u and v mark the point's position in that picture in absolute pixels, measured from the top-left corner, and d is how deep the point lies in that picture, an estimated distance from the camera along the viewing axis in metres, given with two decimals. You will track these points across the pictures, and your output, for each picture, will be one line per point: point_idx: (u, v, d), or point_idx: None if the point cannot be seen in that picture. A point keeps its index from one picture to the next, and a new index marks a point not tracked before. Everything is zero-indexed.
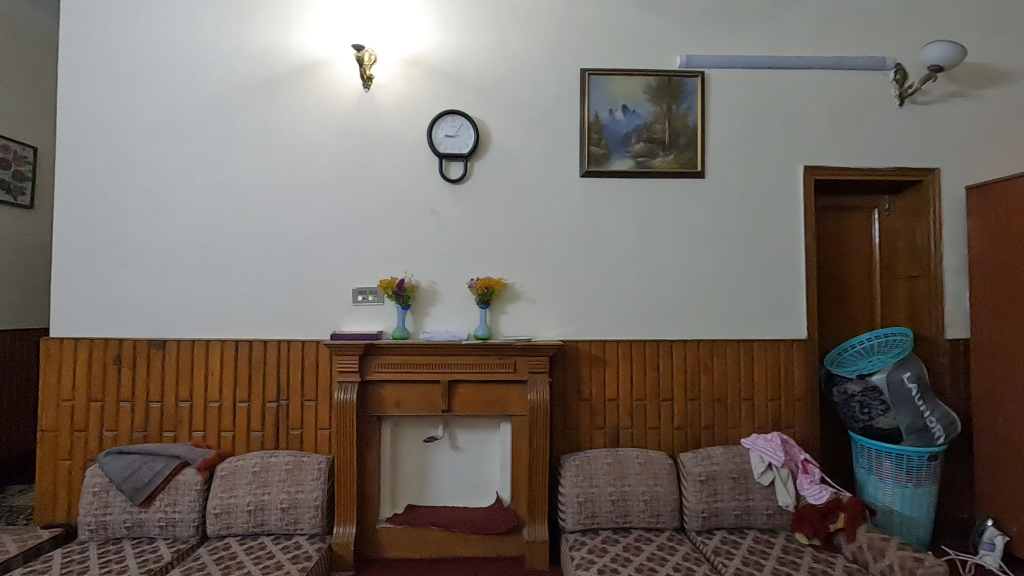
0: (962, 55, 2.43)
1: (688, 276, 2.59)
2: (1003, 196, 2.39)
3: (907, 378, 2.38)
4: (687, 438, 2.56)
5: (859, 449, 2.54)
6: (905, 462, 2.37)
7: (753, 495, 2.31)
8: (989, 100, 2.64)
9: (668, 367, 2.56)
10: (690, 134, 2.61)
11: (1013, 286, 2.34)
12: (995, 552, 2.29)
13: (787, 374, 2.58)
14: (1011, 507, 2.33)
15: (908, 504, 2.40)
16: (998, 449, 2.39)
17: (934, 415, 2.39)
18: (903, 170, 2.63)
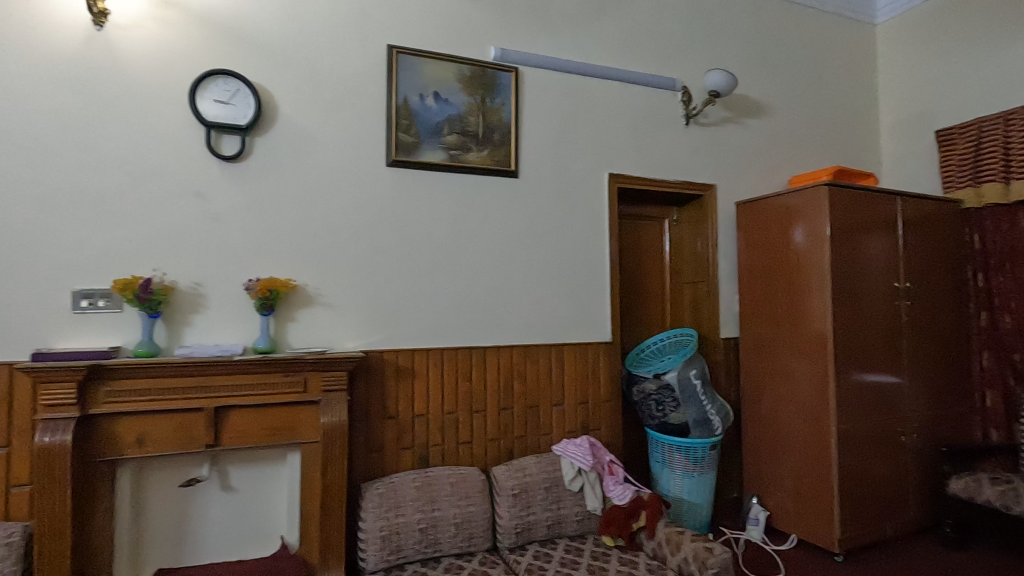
0: (734, 83, 2.71)
1: (502, 279, 2.47)
2: (765, 213, 2.76)
3: (693, 374, 2.57)
4: (500, 450, 2.43)
5: (654, 444, 2.67)
6: (692, 453, 2.56)
7: (563, 502, 2.26)
8: (752, 129, 3.03)
9: (481, 376, 2.41)
10: (505, 130, 2.50)
11: (772, 290, 2.71)
12: (759, 526, 2.62)
13: (594, 377, 2.62)
14: (769, 484, 2.70)
15: (694, 492, 2.59)
16: (761, 434, 2.74)
17: (714, 406, 2.62)
18: (689, 184, 2.87)
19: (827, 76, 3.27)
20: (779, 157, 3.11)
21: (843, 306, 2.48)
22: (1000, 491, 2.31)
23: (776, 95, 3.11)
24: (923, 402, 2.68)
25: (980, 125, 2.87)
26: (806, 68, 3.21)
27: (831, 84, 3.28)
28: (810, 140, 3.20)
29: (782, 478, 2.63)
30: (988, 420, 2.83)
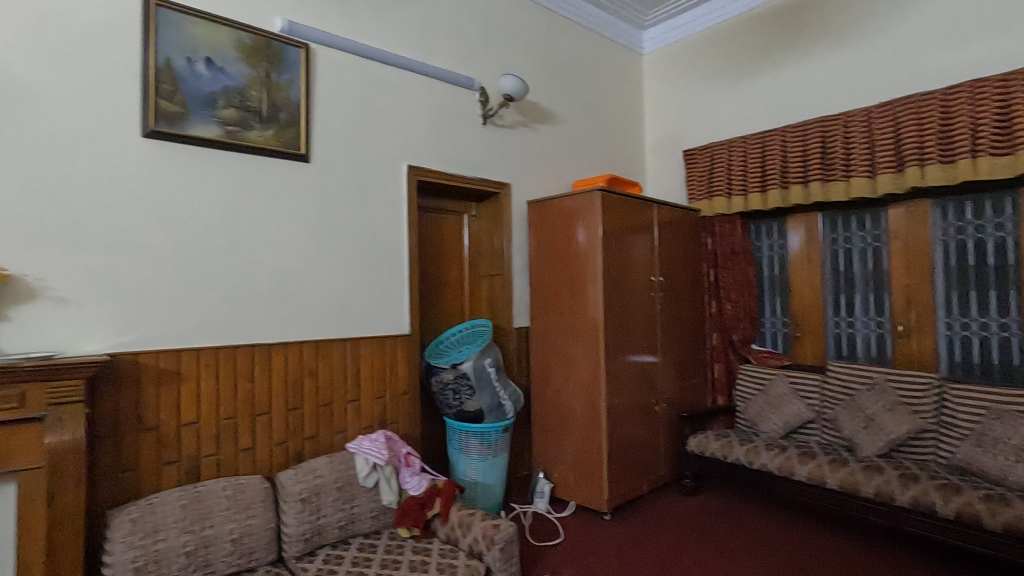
0: (526, 90, 2.91)
1: (290, 270, 2.30)
2: (552, 212, 3.03)
3: (488, 363, 2.71)
4: (288, 454, 2.27)
5: (452, 433, 2.77)
6: (487, 437, 2.72)
7: (358, 501, 2.20)
8: (543, 134, 3.29)
9: (266, 375, 2.22)
10: (293, 110, 2.32)
11: (558, 283, 3.00)
12: (544, 497, 2.91)
13: (392, 371, 2.60)
14: (553, 458, 3.00)
15: (488, 473, 2.75)
16: (547, 413, 3.03)
17: (506, 392, 2.79)
18: (486, 182, 3.00)
19: (604, 94, 3.70)
20: (565, 162, 3.43)
21: (612, 297, 2.86)
22: (721, 444, 2.86)
23: (563, 105, 3.42)
24: (671, 377, 3.21)
25: (712, 147, 3.51)
26: (588, 84, 3.59)
27: (607, 102, 3.72)
28: (591, 149, 3.59)
29: (564, 452, 2.95)
30: (715, 387, 3.49)
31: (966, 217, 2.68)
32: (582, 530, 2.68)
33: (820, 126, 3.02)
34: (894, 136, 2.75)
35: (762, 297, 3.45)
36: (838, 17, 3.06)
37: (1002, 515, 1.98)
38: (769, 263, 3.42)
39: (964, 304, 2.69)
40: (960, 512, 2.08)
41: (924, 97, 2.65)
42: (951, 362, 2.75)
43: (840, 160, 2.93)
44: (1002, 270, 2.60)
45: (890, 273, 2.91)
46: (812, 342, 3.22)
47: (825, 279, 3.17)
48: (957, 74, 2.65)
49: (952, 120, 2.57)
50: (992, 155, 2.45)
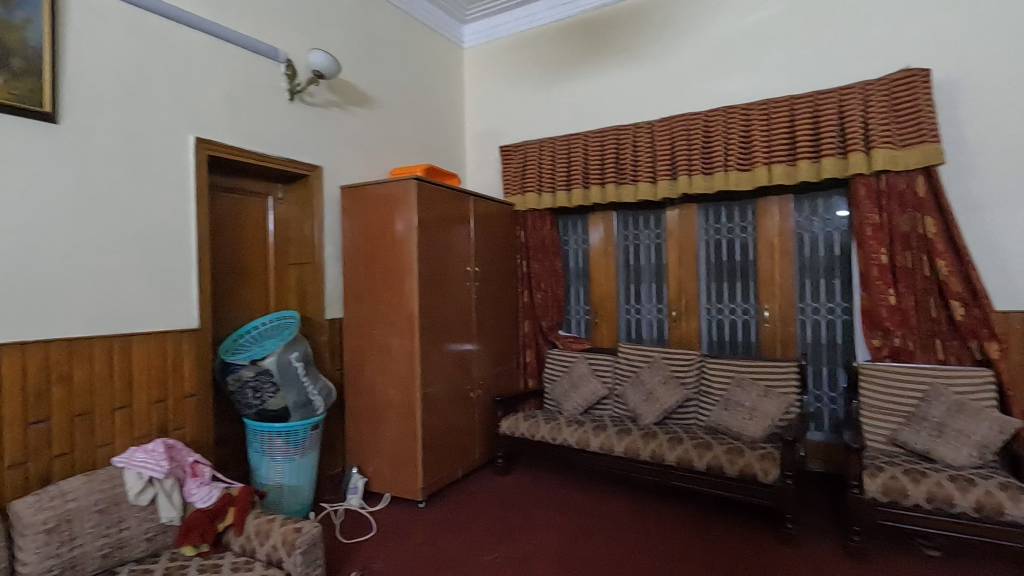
0: (338, 69, 2.76)
1: (32, 253, 1.89)
2: (366, 199, 2.93)
3: (294, 358, 2.52)
4: (27, 478, 1.86)
5: (253, 434, 2.55)
6: (293, 436, 2.55)
7: (127, 522, 1.89)
8: (358, 117, 3.16)
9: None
10: (32, 56, 1.87)
11: (372, 272, 2.92)
12: (358, 493, 2.83)
13: (176, 370, 2.29)
14: (368, 452, 2.94)
15: (295, 474, 2.59)
16: (362, 406, 2.95)
17: (315, 387, 2.64)
18: (293, 163, 2.79)
19: (424, 82, 3.68)
20: (382, 148, 3.34)
21: (428, 287, 2.87)
22: (529, 423, 3.07)
23: (380, 89, 3.32)
24: (486, 363, 3.35)
25: (525, 146, 3.71)
26: (407, 71, 3.54)
27: (428, 91, 3.71)
28: (410, 137, 3.55)
29: (379, 445, 2.90)
30: (527, 371, 3.72)
31: (722, 220, 3.22)
32: (396, 521, 2.67)
33: (615, 134, 3.38)
34: (670, 148, 3.19)
35: (568, 287, 3.76)
36: (630, 38, 3.44)
37: (738, 463, 2.44)
38: (574, 255, 3.74)
39: (720, 293, 3.25)
40: (710, 464, 2.51)
41: (692, 117, 3.12)
42: (711, 342, 3.28)
43: (630, 166, 3.31)
44: (745, 265, 3.16)
45: (668, 266, 3.38)
46: (608, 327, 3.61)
47: (618, 271, 3.57)
48: (716, 100, 3.16)
49: (711, 138, 3.07)
50: (738, 170, 2.98)
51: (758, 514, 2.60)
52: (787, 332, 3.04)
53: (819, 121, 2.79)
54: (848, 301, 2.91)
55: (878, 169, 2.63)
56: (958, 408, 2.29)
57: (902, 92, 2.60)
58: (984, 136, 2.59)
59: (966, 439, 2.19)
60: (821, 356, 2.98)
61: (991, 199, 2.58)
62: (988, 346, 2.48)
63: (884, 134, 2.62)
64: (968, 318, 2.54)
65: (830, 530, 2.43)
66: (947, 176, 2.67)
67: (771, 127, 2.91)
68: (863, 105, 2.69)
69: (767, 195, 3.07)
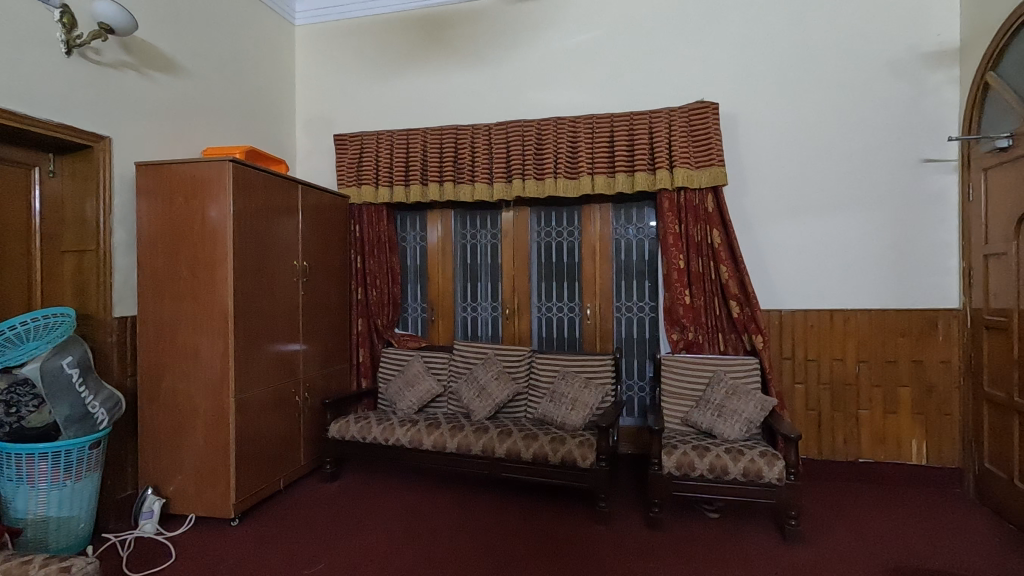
0: (133, 26, 2.37)
1: None
2: (169, 178, 2.56)
3: (66, 364, 2.11)
4: None
5: (4, 459, 2.08)
6: (63, 458, 2.13)
7: None
8: (161, 85, 2.75)
9: None
10: None
11: (176, 264, 2.56)
12: (153, 517, 2.45)
13: None
14: (167, 469, 2.57)
15: (66, 503, 2.16)
16: (161, 418, 2.57)
17: (97, 398, 2.23)
18: (70, 130, 2.32)
19: (247, 56, 3.34)
20: (192, 124, 2.95)
21: (246, 281, 2.60)
22: (360, 425, 2.95)
23: (191, 56, 2.93)
24: (314, 364, 3.14)
25: (362, 136, 3.55)
26: (226, 40, 3.17)
27: (251, 65, 3.37)
28: (228, 114, 3.19)
29: (181, 461, 2.55)
30: (359, 371, 3.58)
31: (552, 224, 3.43)
32: (201, 545, 2.37)
33: (453, 133, 3.39)
34: (506, 152, 3.30)
35: (405, 284, 3.70)
36: (469, 40, 3.49)
37: (560, 451, 2.61)
38: (412, 252, 3.69)
39: (548, 292, 3.45)
40: (536, 454, 2.65)
41: (526, 123, 3.26)
42: (540, 339, 3.47)
43: (468, 166, 3.36)
44: (572, 266, 3.40)
45: (502, 265, 3.50)
46: (445, 325, 3.62)
47: (455, 269, 3.60)
48: (547, 110, 3.36)
49: (543, 145, 3.24)
50: (566, 177, 3.19)
51: (576, 497, 2.81)
52: (605, 329, 3.34)
53: (634, 138, 3.10)
54: (654, 301, 3.29)
55: (679, 186, 3.01)
56: (733, 390, 2.73)
57: (698, 120, 3.01)
58: (754, 165, 3.12)
59: (738, 417, 2.62)
60: (632, 350, 3.33)
61: (760, 216, 3.12)
62: (755, 338, 2.99)
63: (683, 155, 3.01)
64: (742, 315, 3.03)
65: (635, 505, 2.72)
66: (728, 196, 3.16)
67: (594, 140, 3.17)
68: (668, 129, 3.05)
69: (590, 203, 3.34)
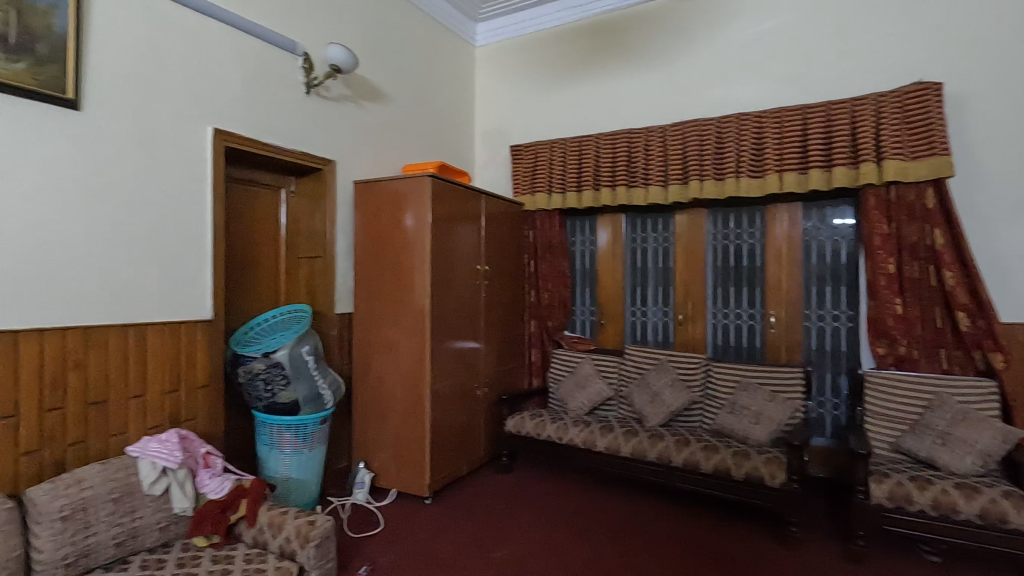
0: (355, 63, 2.77)
1: (39, 242, 1.84)
2: (378, 194, 2.94)
3: (305, 351, 2.53)
4: (42, 465, 1.85)
5: (262, 427, 2.54)
6: (302, 430, 2.56)
7: (140, 512, 1.89)
8: (371, 113, 3.17)
9: (31, 368, 1.82)
10: (57, 44, 1.86)
11: (383, 268, 2.92)
12: (364, 488, 2.83)
13: (189, 361, 2.28)
14: (373, 447, 2.95)
15: (302, 468, 2.59)
16: (369, 402, 2.95)
17: (325, 381, 2.65)
18: (307, 156, 2.79)
19: (436, 79, 3.69)
20: (394, 145, 3.35)
21: (438, 284, 2.88)
22: (535, 422, 3.09)
23: (393, 85, 3.33)
24: (492, 361, 3.36)
25: (536, 146, 3.72)
26: (420, 67, 3.54)
27: (439, 87, 3.72)
28: (421, 132, 3.56)
29: (385, 441, 2.91)
30: (531, 370, 3.75)
31: (730, 226, 3.25)
32: (403, 516, 2.69)
33: (626, 137, 3.40)
34: (682, 153, 3.21)
35: (574, 288, 3.78)
36: (643, 42, 3.46)
37: (744, 467, 2.48)
38: (581, 256, 3.76)
39: (726, 298, 3.27)
40: (716, 467, 2.55)
41: (705, 122, 3.14)
42: (715, 346, 3.32)
43: (641, 169, 3.33)
44: (753, 270, 3.19)
45: (675, 269, 3.41)
46: (614, 329, 3.63)
47: (625, 273, 3.59)
48: (728, 107, 3.19)
49: (723, 144, 3.09)
50: (749, 177, 3.01)
51: (761, 518, 2.64)
52: (793, 338, 3.08)
53: (831, 130, 2.82)
54: (853, 309, 2.95)
55: (889, 180, 2.67)
56: (961, 416, 2.34)
57: (915, 104, 2.64)
58: (991, 152, 2.64)
59: (969, 448, 2.24)
60: (825, 363, 3.02)
61: (998, 212, 2.63)
62: (991, 356, 2.53)
63: (894, 145, 2.66)
64: (973, 329, 2.58)
65: (831, 534, 2.47)
66: (955, 190, 2.71)
67: (783, 135, 2.94)
68: (875, 118, 2.72)
69: (776, 202, 3.10)
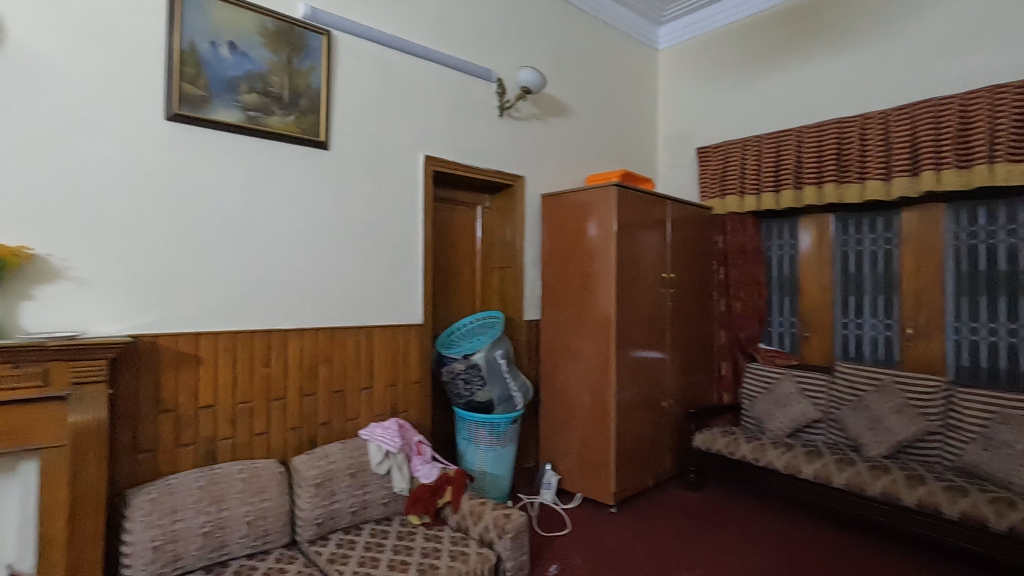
0: (543, 83, 2.92)
1: (301, 259, 2.28)
2: (565, 205, 3.04)
3: (499, 354, 2.73)
4: (301, 440, 2.28)
5: (462, 422, 2.78)
6: (496, 428, 2.74)
7: (369, 487, 2.21)
8: (557, 128, 3.30)
9: (294, 360, 2.25)
10: (314, 97, 2.30)
11: (569, 277, 3.01)
12: (552, 488, 2.93)
13: (405, 360, 2.62)
14: (559, 450, 3.04)
15: (496, 463, 2.78)
16: (556, 406, 3.05)
17: (516, 383, 2.82)
18: (501, 174, 3.02)
19: (618, 87, 3.70)
20: (578, 157, 3.44)
21: (624, 292, 2.87)
22: (727, 441, 2.89)
23: (578, 99, 3.43)
24: (678, 372, 3.24)
25: (725, 146, 3.52)
26: (603, 79, 3.59)
27: (621, 95, 3.72)
28: (604, 143, 3.60)
29: (570, 445, 2.98)
30: (721, 385, 3.53)
31: (979, 223, 2.69)
32: (589, 521, 2.72)
33: (836, 128, 3.03)
34: (910, 139, 2.76)
35: (771, 297, 3.47)
36: (856, 19, 3.06)
37: (1008, 518, 2.01)
38: (778, 262, 3.43)
39: (974, 309, 2.71)
40: (965, 514, 2.11)
41: (942, 101, 2.66)
42: (959, 367, 2.76)
43: (855, 162, 2.94)
44: (1013, 275, 2.60)
45: (901, 275, 2.93)
46: (819, 343, 3.24)
47: (835, 280, 3.19)
48: (975, 79, 2.65)
49: (969, 125, 2.58)
50: (1008, 162, 2.45)
51: None
52: None
53: None
54: None
55: None
56: None
57: None
58: None
59: None
60: None
61: None
62: None
63: None
64: None
65: None
66: None
67: None
68: None
69: None
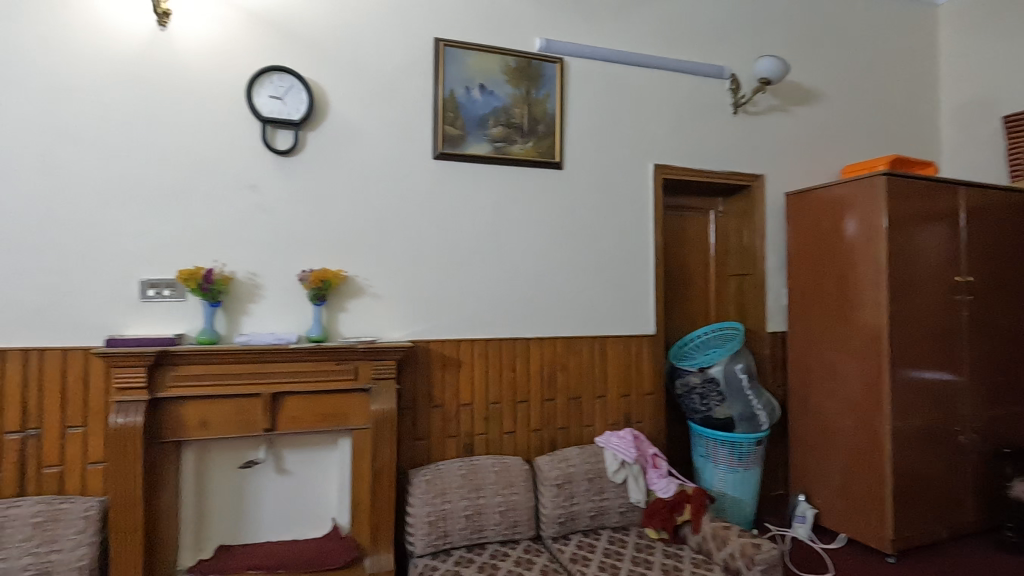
0: (786, 70, 2.65)
1: (540, 272, 2.46)
2: (816, 202, 2.69)
3: (739, 369, 2.54)
4: (542, 441, 2.44)
5: (698, 439, 2.64)
6: (738, 448, 2.53)
7: (606, 494, 2.25)
8: (803, 118, 2.96)
9: (536, 366, 2.44)
10: (549, 122, 2.48)
11: (823, 283, 2.64)
12: (807, 523, 2.60)
13: (638, 371, 2.62)
14: (815, 480, 2.67)
15: (739, 487, 2.56)
16: (809, 430, 2.70)
17: (760, 401, 2.58)
18: (738, 175, 2.82)
19: (883, 59, 3.14)
20: (831, 147, 3.02)
21: (900, 300, 2.40)
22: None
23: (829, 82, 3.01)
24: (982, 400, 2.59)
25: None
26: (862, 53, 3.09)
27: (888, 68, 3.15)
28: (865, 127, 3.10)
29: (830, 476, 2.60)
30: None
31: None
32: (858, 568, 2.33)
33: None
34: None
35: None
36: None
37: None
38: None
39: None
40: None
41: None
42: None
43: None
44: None
45: None
46: None
47: None
48: None
49: None
50: None
51: None
52: None
53: None
54: None
55: None
56: None
57: None
58: None
59: None
60: None
61: None
62: None
63: None
64: None
65: None
66: None
67: None
68: None
69: None
